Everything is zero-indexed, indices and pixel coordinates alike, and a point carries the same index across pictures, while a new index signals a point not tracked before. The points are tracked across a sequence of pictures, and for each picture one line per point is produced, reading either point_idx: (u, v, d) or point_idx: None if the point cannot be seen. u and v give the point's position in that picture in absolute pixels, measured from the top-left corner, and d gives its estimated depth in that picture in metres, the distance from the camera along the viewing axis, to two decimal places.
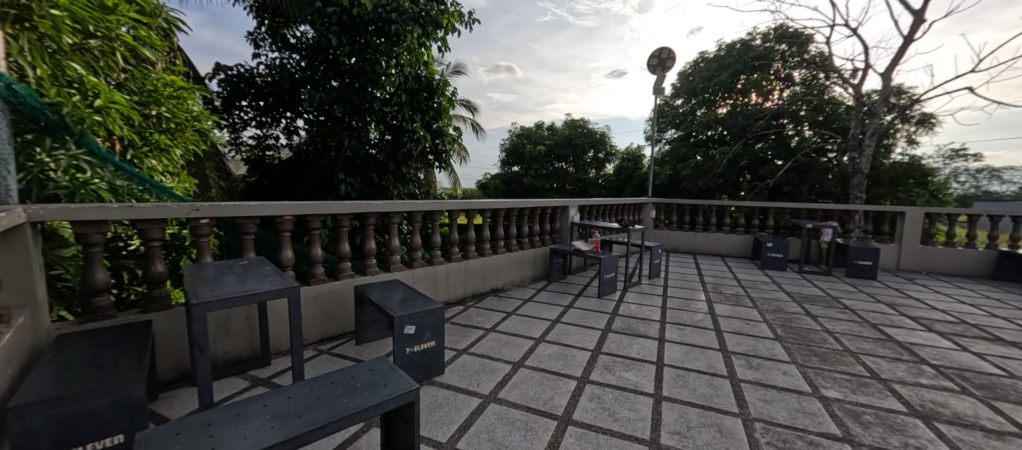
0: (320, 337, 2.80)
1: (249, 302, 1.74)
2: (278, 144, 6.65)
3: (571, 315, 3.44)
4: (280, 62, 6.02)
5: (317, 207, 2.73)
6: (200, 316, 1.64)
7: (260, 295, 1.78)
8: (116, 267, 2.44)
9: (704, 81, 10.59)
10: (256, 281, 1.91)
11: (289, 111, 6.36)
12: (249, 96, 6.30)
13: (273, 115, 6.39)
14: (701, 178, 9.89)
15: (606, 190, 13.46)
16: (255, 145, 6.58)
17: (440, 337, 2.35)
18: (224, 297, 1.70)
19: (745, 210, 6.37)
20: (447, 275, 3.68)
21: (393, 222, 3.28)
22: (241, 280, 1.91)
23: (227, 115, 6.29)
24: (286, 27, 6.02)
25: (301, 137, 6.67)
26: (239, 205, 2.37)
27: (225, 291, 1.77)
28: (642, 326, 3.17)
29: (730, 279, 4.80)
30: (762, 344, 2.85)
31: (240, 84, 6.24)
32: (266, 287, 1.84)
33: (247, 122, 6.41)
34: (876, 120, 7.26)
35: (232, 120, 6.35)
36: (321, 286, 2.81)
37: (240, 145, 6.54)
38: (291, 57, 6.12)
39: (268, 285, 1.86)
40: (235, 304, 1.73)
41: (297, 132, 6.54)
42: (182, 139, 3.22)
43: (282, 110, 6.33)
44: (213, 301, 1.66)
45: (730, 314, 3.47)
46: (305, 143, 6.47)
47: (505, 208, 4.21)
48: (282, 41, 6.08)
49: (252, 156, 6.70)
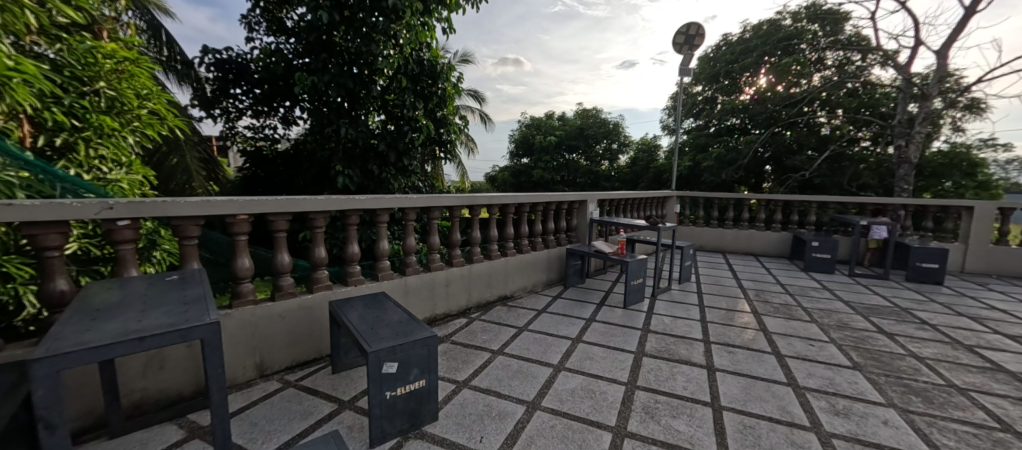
0: (288, 364, 2.28)
1: (135, 353, 1.12)
2: (278, 134, 6.19)
3: (594, 331, 2.87)
4: (275, 47, 5.49)
5: (281, 204, 2.19)
6: (52, 376, 1.05)
7: (156, 338, 1.17)
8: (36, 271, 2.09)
9: (727, 65, 9.93)
10: (162, 312, 1.31)
11: (286, 100, 5.86)
12: (242, 84, 5.79)
13: (271, 104, 5.91)
14: (723, 170, 9.26)
15: (618, 183, 12.82)
16: (251, 136, 6.13)
17: (432, 373, 1.80)
18: (98, 342, 1.10)
19: (781, 204, 5.69)
20: (447, 282, 3.11)
21: (380, 222, 2.74)
22: (143, 310, 1.33)
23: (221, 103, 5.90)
24: (281, 10, 5.51)
25: (300, 129, 6.19)
26: (179, 202, 1.86)
27: (102, 331, 1.15)
28: (682, 348, 2.59)
29: (772, 284, 4.18)
30: (841, 377, 2.24)
31: (231, 71, 5.71)
32: (171, 321, 1.23)
33: (242, 111, 5.95)
34: (926, 104, 6.53)
35: (226, 110, 5.97)
36: (287, 302, 2.27)
37: (235, 136, 6.14)
38: (286, 42, 5.62)
39: (176, 318, 1.25)
40: (109, 356, 1.11)
41: (296, 123, 6.06)
42: (140, 125, 2.85)
43: (280, 100, 5.84)
44: (68, 352, 1.04)
45: (787, 333, 2.86)
46: (305, 135, 6.05)
47: (515, 204, 3.63)
48: (277, 25, 5.61)
49: (249, 147, 6.30)
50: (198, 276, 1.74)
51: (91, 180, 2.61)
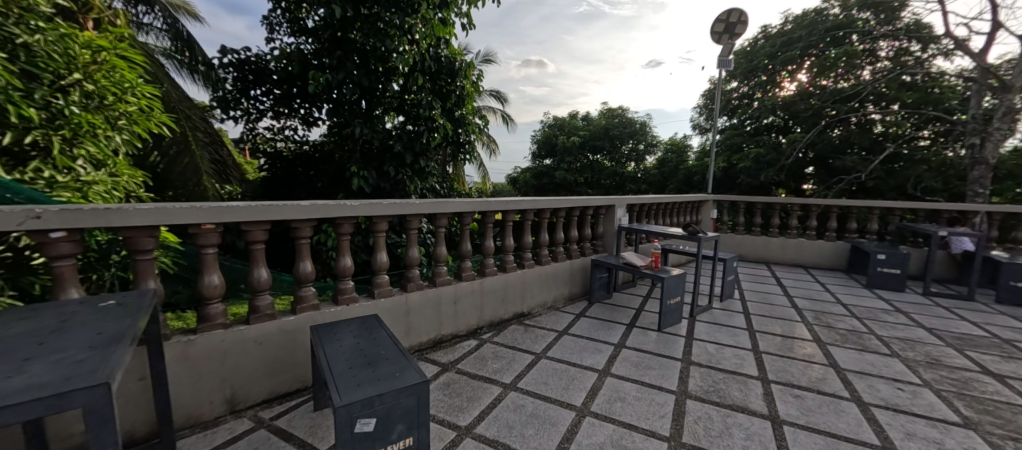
0: (265, 397, 1.96)
1: None
2: (296, 136, 5.93)
3: (626, 361, 2.45)
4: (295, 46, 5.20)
5: (257, 212, 1.85)
6: None
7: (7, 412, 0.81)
8: (13, 287, 1.86)
9: (766, 58, 9.20)
10: (46, 363, 0.96)
11: (307, 101, 5.58)
12: (263, 84, 5.53)
13: (292, 104, 5.62)
14: (762, 171, 8.56)
15: (645, 185, 12.21)
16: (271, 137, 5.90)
17: (420, 429, 1.42)
18: None
19: (835, 210, 5.05)
20: (455, 299, 2.74)
21: (379, 232, 2.39)
22: (27, 357, 0.99)
23: (240, 103, 5.61)
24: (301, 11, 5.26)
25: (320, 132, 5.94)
26: (126, 210, 1.55)
27: None
28: (735, 388, 2.14)
29: (831, 304, 3.61)
30: (952, 439, 1.74)
31: (251, 71, 5.45)
32: (39, 384, 0.87)
33: (262, 112, 5.71)
34: (1006, 97, 5.71)
35: (246, 111, 5.68)
36: (264, 326, 1.94)
37: (255, 137, 5.86)
38: (306, 42, 5.32)
39: (53, 379, 0.89)
40: None
41: (317, 124, 5.80)
42: (128, 123, 2.66)
43: (300, 100, 5.56)
44: None
45: (864, 371, 2.35)
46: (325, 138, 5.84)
47: (535, 209, 3.22)
48: (297, 25, 5.37)
49: (269, 149, 6.04)
50: (138, 305, 1.42)
51: (70, 182, 2.36)
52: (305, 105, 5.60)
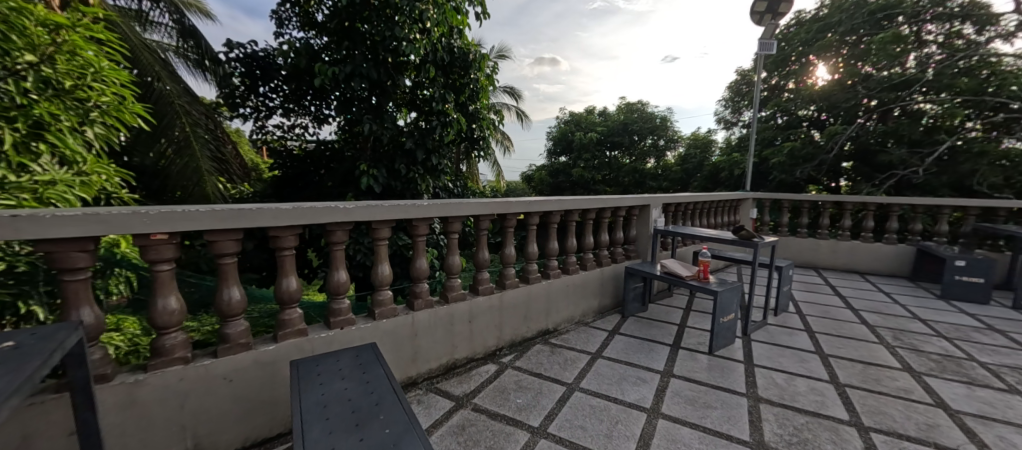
0: (240, 445, 1.60)
1: None
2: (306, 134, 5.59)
3: (679, 396, 2.01)
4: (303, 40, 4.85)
5: (222, 218, 1.47)
6: None
7: None
8: None
9: (800, 46, 8.55)
10: None
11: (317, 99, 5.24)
12: (269, 80, 5.20)
13: (302, 102, 5.30)
14: (798, 167, 7.93)
15: (667, 182, 11.63)
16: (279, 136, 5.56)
17: None
18: None
19: (896, 209, 4.47)
20: (470, 317, 2.34)
21: (380, 239, 2.00)
22: None
23: (244, 100, 5.28)
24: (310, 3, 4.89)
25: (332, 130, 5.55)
26: (44, 217, 1.19)
27: None
28: (826, 439, 1.68)
29: (909, 320, 3.08)
30: None
31: (255, 66, 5.08)
32: None
33: (271, 109, 5.34)
34: None
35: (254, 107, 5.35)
36: (236, 358, 1.57)
37: (264, 135, 5.54)
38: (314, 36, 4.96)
39: None
40: None
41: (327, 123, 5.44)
42: (101, 115, 2.34)
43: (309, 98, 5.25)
44: None
45: (985, 415, 1.87)
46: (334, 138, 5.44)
47: (563, 211, 2.79)
48: (306, 18, 4.99)
49: (274, 146, 5.65)
50: (33, 354, 0.99)
51: (25, 181, 2.01)
52: (314, 101, 5.26)
